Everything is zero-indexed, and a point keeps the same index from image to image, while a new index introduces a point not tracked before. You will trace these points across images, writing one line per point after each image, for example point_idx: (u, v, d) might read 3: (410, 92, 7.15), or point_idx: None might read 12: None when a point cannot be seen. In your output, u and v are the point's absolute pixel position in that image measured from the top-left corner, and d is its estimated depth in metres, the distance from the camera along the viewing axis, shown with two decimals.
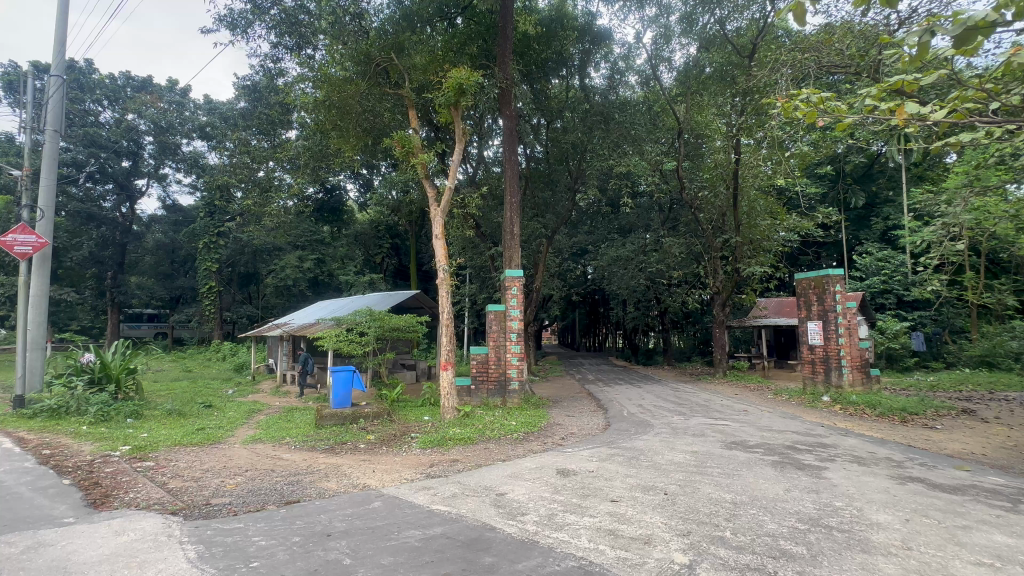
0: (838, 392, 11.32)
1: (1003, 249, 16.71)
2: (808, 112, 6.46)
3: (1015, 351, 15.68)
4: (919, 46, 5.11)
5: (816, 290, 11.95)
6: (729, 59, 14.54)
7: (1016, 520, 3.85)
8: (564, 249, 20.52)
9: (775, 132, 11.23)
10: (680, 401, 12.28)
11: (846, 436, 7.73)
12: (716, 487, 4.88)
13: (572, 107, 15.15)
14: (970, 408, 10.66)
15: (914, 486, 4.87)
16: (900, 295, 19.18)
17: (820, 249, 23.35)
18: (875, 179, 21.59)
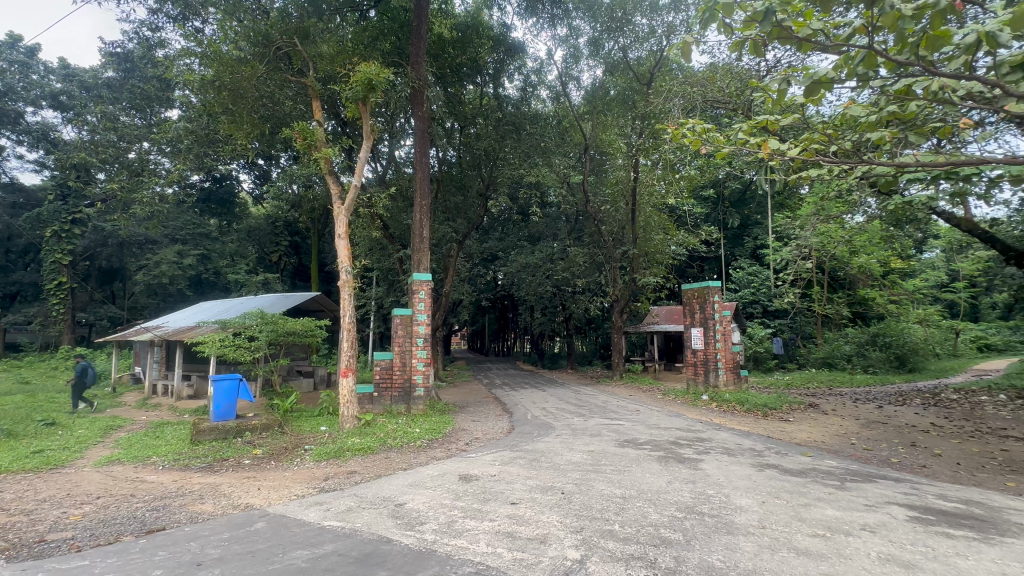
0: (715, 391, 12.69)
1: (840, 268, 19.96)
2: (693, 139, 7.25)
3: (848, 354, 18.80)
4: (778, 92, 5.97)
5: (698, 300, 13.28)
6: (630, 84, 15.65)
7: (843, 496, 4.61)
8: (474, 255, 20.56)
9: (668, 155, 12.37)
10: (581, 403, 12.89)
11: (719, 430, 8.68)
12: (608, 483, 5.19)
13: (484, 114, 15.09)
14: (815, 402, 12.57)
15: (770, 471, 5.61)
16: (765, 305, 22.08)
17: (703, 263, 26.00)
18: (748, 204, 24.55)
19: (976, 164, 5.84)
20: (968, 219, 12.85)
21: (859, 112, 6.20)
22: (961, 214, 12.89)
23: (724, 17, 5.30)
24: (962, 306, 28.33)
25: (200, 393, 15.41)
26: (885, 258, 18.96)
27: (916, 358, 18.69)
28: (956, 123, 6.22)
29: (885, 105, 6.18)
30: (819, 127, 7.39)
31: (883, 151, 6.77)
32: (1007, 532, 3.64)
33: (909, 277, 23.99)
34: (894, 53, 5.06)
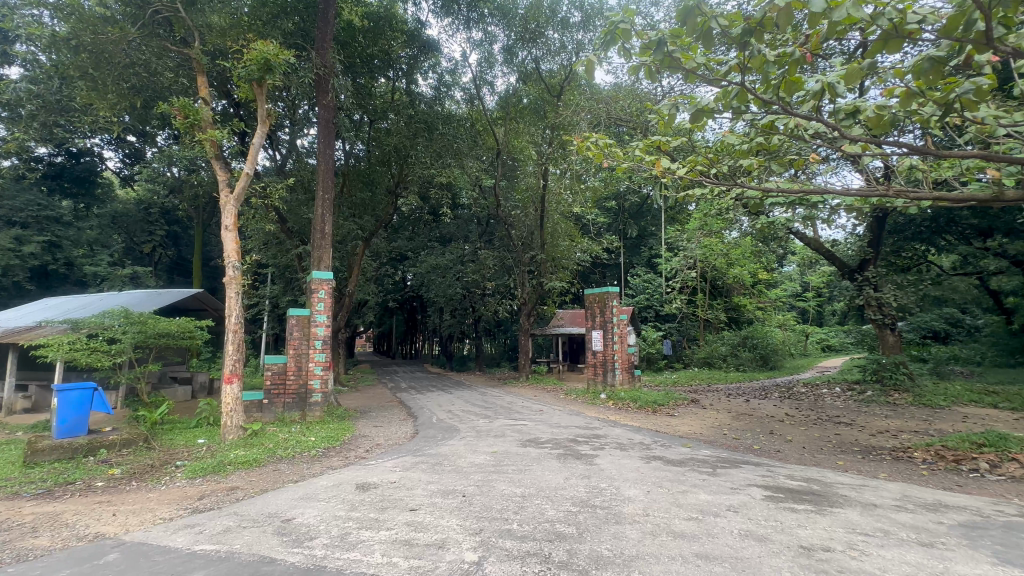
0: (612, 390, 13.54)
1: (719, 277, 22.39)
2: (597, 152, 7.73)
3: (724, 354, 21.12)
4: (670, 117, 6.58)
5: (599, 304, 14.08)
6: (542, 94, 16.10)
7: (713, 481, 5.16)
8: (382, 253, 19.29)
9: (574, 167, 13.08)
10: (486, 404, 12.99)
11: (613, 427, 9.27)
12: (509, 483, 5.29)
13: (396, 109, 14.28)
14: (696, 398, 13.97)
15: (655, 463, 6.12)
16: (657, 310, 24.15)
17: (605, 269, 27.66)
18: (645, 216, 26.54)
19: (821, 193, 6.94)
20: (816, 239, 15.15)
21: (735, 139, 7.03)
22: (811, 234, 15.19)
23: (624, 42, 5.72)
24: (810, 312, 33.31)
25: (40, 405, 12.99)
26: (754, 270, 21.70)
27: (776, 357, 21.60)
28: (808, 157, 7.31)
29: (755, 137, 7.04)
30: (703, 151, 8.23)
31: (755, 176, 7.71)
32: (835, 503, 4.34)
33: (773, 287, 27.66)
34: (761, 92, 5.80)
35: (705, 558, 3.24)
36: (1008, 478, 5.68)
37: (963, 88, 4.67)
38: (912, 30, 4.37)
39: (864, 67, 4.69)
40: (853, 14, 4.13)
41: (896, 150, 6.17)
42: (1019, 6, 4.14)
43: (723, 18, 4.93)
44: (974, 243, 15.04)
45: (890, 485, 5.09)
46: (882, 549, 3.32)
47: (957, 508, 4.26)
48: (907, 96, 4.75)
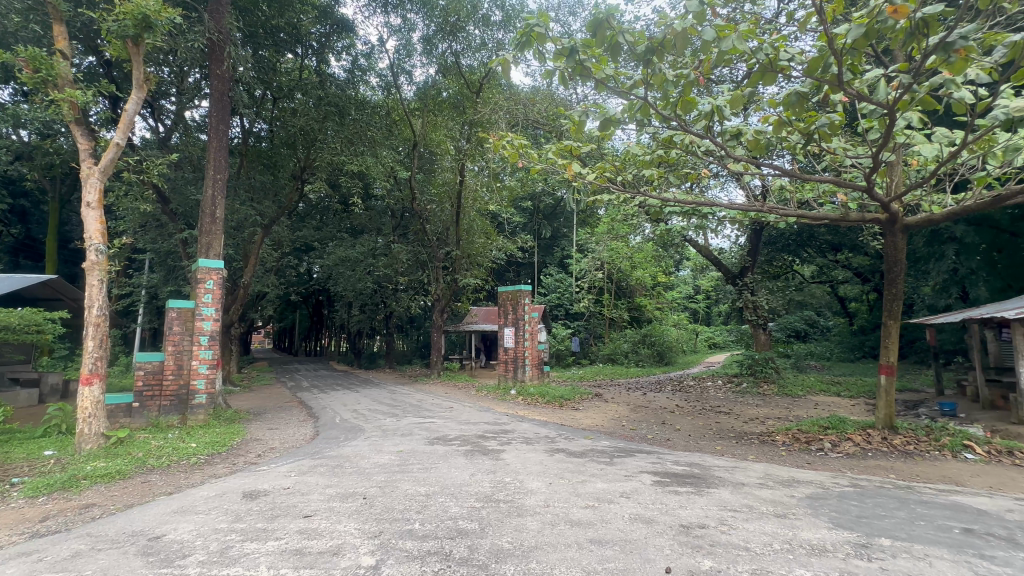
0: (522, 385, 13.86)
1: (623, 279, 23.85)
2: (510, 152, 7.87)
3: (626, 351, 22.63)
4: (581, 122, 6.86)
5: (512, 302, 14.35)
6: (461, 89, 15.94)
7: (610, 470, 5.49)
8: (284, 243, 17.79)
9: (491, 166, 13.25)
10: (395, 403, 12.62)
11: (522, 421, 9.50)
12: (414, 483, 5.18)
13: (304, 89, 13.24)
14: (600, 392, 14.81)
15: (559, 455, 6.36)
16: (567, 308, 25.19)
17: (519, 268, 28.19)
18: (558, 218, 27.39)
19: (710, 205, 7.67)
20: (706, 247, 16.74)
21: (640, 150, 7.54)
22: (701, 242, 16.73)
23: (538, 46, 5.85)
24: (700, 312, 36.83)
25: None
26: (654, 273, 23.44)
27: (671, 354, 23.36)
28: (701, 172, 8.03)
29: (657, 149, 7.60)
30: (611, 158, 8.64)
31: (656, 187, 8.28)
32: (711, 484, 4.83)
33: (671, 289, 30.07)
34: (661, 108, 6.25)
35: (598, 543, 3.42)
36: (844, 455, 6.76)
37: (821, 122, 5.43)
38: (784, 66, 5.00)
39: (747, 95, 5.24)
40: (737, 45, 4.60)
41: (771, 171, 7.01)
42: (861, 56, 4.92)
43: (630, 35, 5.25)
44: (828, 256, 17.68)
45: (756, 465, 5.79)
46: (747, 522, 3.76)
47: (806, 482, 4.96)
48: (779, 124, 5.41)
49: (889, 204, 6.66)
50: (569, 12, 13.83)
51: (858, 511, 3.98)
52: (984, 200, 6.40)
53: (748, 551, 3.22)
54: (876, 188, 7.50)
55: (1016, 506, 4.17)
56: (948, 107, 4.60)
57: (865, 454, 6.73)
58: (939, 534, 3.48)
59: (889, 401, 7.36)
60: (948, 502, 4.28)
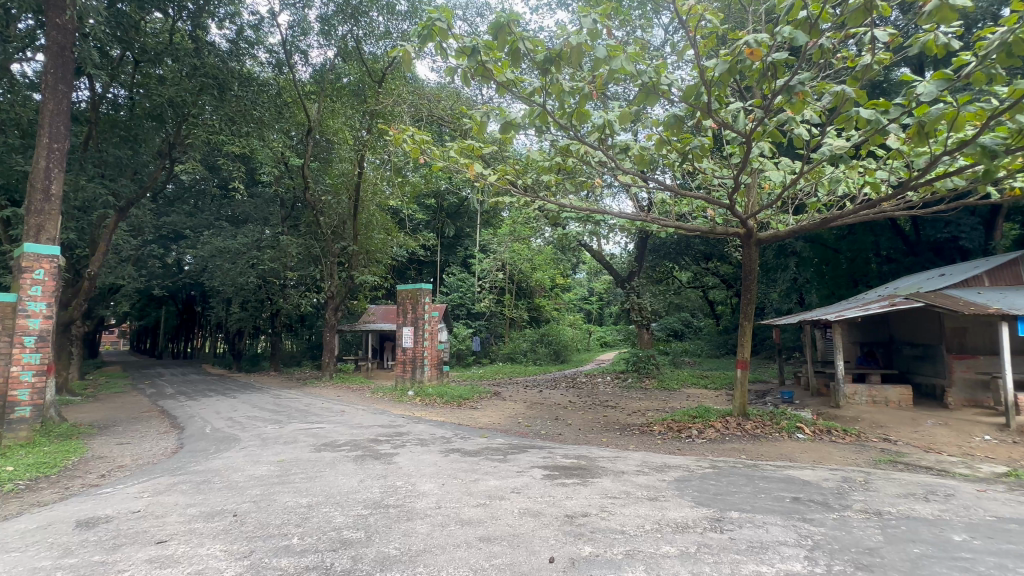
0: (420, 386, 13.58)
1: (524, 279, 24.51)
2: (410, 147, 7.71)
3: (524, 350, 23.40)
4: (481, 123, 6.91)
5: (411, 301, 13.97)
6: (363, 77, 15.11)
7: (503, 467, 5.59)
8: (146, 229, 15.45)
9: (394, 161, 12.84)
10: (278, 408, 11.61)
11: (418, 423, 9.31)
12: (295, 494, 4.80)
13: (175, 55, 11.39)
14: (498, 390, 15.08)
15: (453, 455, 6.34)
16: (469, 308, 25.22)
17: (421, 266, 27.52)
18: (461, 217, 27.09)
19: (603, 213, 8.19)
20: (599, 252, 17.81)
21: (540, 156, 7.82)
22: (595, 248, 17.78)
23: (441, 41, 5.79)
24: (594, 312, 39.15)
25: None
26: (553, 275, 24.40)
27: (567, 352, 24.44)
28: (595, 181, 8.48)
29: (555, 157, 7.95)
30: (513, 162, 8.81)
31: (554, 193, 8.60)
32: (595, 475, 5.16)
33: (569, 291, 31.48)
34: (559, 117, 6.52)
35: (487, 540, 3.46)
36: (708, 440, 7.65)
37: (694, 144, 6.07)
38: (664, 90, 5.51)
39: (633, 112, 5.68)
40: (625, 65, 4.96)
41: (655, 185, 7.69)
42: (726, 89, 5.61)
43: (530, 41, 5.38)
44: (701, 264, 19.83)
45: (635, 454, 6.29)
46: (624, 507, 4.07)
47: (675, 466, 5.51)
48: (661, 142, 5.95)
49: (747, 220, 7.65)
50: (477, 14, 13.87)
51: (715, 489, 4.53)
52: (816, 221, 7.63)
53: (623, 534, 3.48)
54: (737, 207, 8.60)
55: (830, 476, 5.05)
56: (790, 140, 5.43)
57: (723, 439, 7.68)
58: (774, 503, 4.09)
59: (743, 391, 8.48)
60: (783, 477, 5.04)
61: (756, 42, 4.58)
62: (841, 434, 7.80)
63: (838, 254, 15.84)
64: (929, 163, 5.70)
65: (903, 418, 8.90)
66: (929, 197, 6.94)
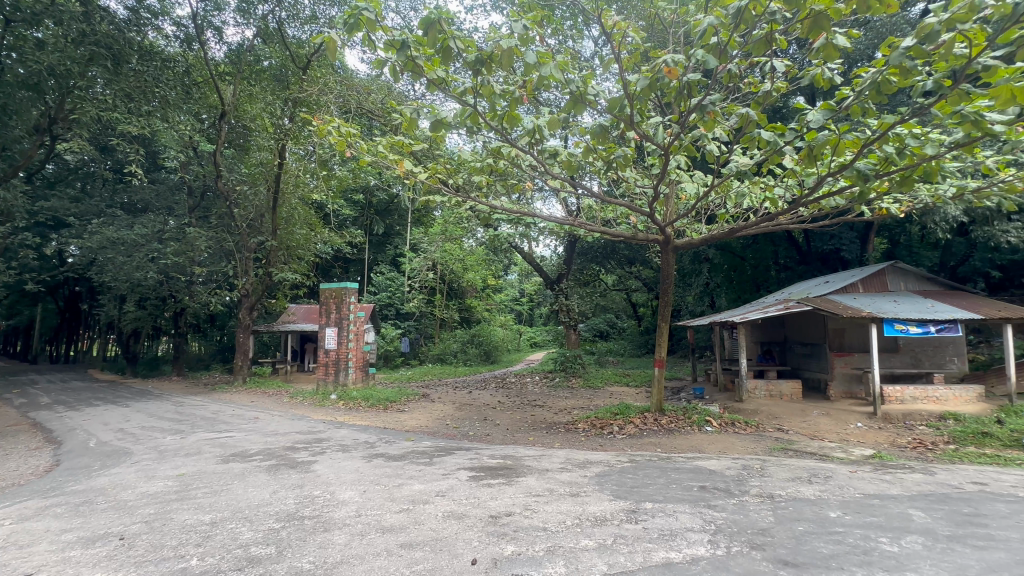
0: (343, 389, 12.98)
1: (455, 280, 24.31)
2: (336, 139, 7.34)
3: (454, 351, 23.26)
4: (412, 119, 6.72)
5: (335, 300, 13.29)
6: (285, 61, 14.11)
7: (428, 470, 5.50)
8: (17, 214, 13.43)
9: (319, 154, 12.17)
10: (181, 417, 10.54)
11: (339, 428, 8.89)
12: (196, 511, 4.38)
13: (57, 17, 9.86)
14: (426, 392, 14.83)
15: (377, 460, 6.12)
16: (398, 309, 24.53)
17: (347, 264, 26.31)
18: (391, 214, 26.01)
19: (533, 216, 8.32)
20: (530, 254, 18.06)
21: (471, 156, 7.81)
22: (526, 250, 18.04)
23: (370, 32, 5.60)
24: (524, 313, 39.73)
25: None
26: (485, 275, 24.44)
27: (497, 352, 24.60)
28: (526, 184, 8.60)
29: (487, 158, 7.98)
30: (445, 160, 8.69)
31: (485, 193, 8.57)
32: (520, 473, 5.23)
33: (501, 292, 31.63)
34: (491, 119, 6.54)
35: (408, 546, 3.38)
36: (627, 435, 8.04)
37: (618, 152, 6.35)
38: (591, 100, 5.71)
39: (561, 119, 5.83)
40: (554, 73, 5.08)
41: (583, 191, 7.94)
42: (647, 104, 5.92)
43: (461, 41, 5.35)
44: (624, 268, 20.83)
45: (560, 452, 6.46)
46: (547, 504, 4.16)
47: (597, 462, 5.74)
48: (588, 150, 6.16)
49: (665, 228, 8.15)
50: (410, 7, 13.53)
51: (632, 482, 4.77)
52: (725, 231, 8.31)
53: (545, 531, 3.55)
54: (657, 215, 9.13)
55: (732, 465, 5.52)
56: (702, 155, 5.88)
57: (641, 434, 8.12)
58: (684, 493, 4.39)
59: (659, 388, 9.02)
60: (692, 467, 5.42)
61: (674, 62, 4.90)
62: (743, 426, 8.56)
63: (743, 262, 17.38)
64: (816, 183, 6.44)
65: (794, 410, 9.96)
66: (817, 213, 7.82)
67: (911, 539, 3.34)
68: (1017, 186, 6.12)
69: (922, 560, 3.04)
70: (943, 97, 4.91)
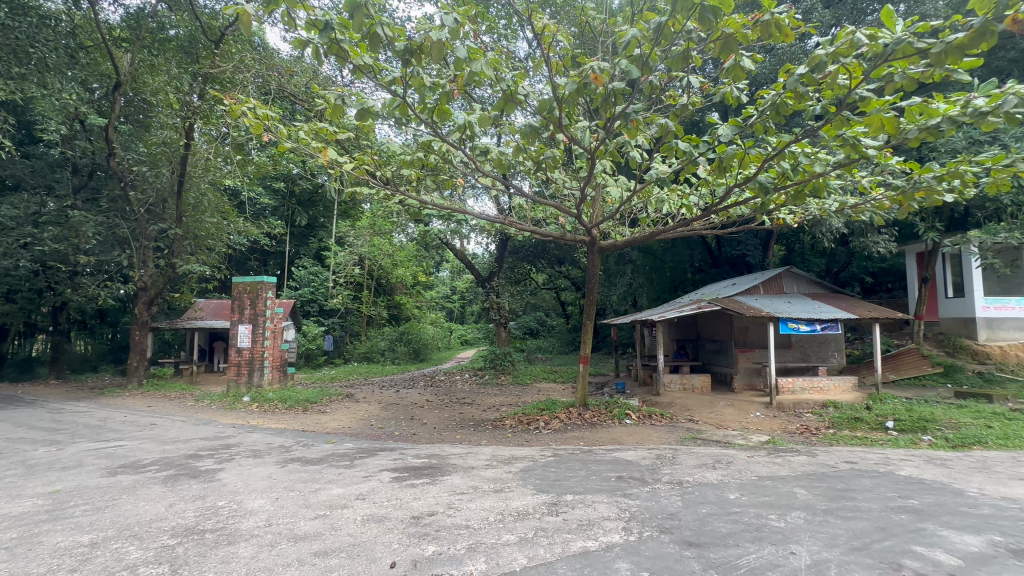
0: (258, 391, 12.09)
1: (384, 276, 23.58)
2: (254, 122, 6.81)
3: (382, 349, 22.64)
4: (336, 105, 6.39)
5: (250, 295, 12.37)
6: (195, 32, 12.75)
7: (348, 473, 5.27)
8: None
9: (234, 136, 11.18)
10: (58, 425, 9.25)
11: (251, 432, 8.27)
12: (72, 532, 3.86)
13: None
14: (350, 392, 14.24)
15: (292, 465, 5.76)
16: (321, 305, 23.30)
17: (265, 257, 24.53)
18: (316, 206, 24.42)
19: (464, 213, 8.26)
20: (462, 251, 17.91)
21: (401, 148, 7.59)
22: (458, 246, 17.92)
23: (290, 10, 5.25)
24: (455, 310, 39.43)
25: None
26: (415, 272, 23.96)
27: (427, 350, 24.22)
28: (458, 181, 8.50)
29: (417, 151, 7.79)
30: (374, 151, 8.36)
31: (416, 188, 8.36)
32: (445, 472, 5.19)
33: (431, 289, 31.09)
34: (420, 112, 6.39)
35: (322, 554, 3.22)
36: (553, 430, 8.25)
37: (547, 153, 6.46)
38: (521, 100, 5.76)
39: (492, 116, 5.83)
40: (484, 70, 5.08)
41: (514, 190, 8.00)
42: (575, 108, 6.08)
43: (390, 28, 5.18)
44: (554, 267, 21.31)
45: (486, 449, 6.48)
46: (470, 502, 4.15)
47: (522, 457, 5.83)
48: (518, 149, 6.22)
49: (592, 229, 8.44)
50: None
51: (554, 475, 4.90)
52: (646, 234, 8.76)
53: (468, 528, 3.54)
54: (584, 217, 9.43)
55: (647, 455, 5.85)
56: (625, 160, 6.17)
57: (566, 428, 8.37)
58: (602, 483, 4.59)
59: (584, 383, 9.34)
60: (611, 459, 5.68)
61: (600, 69, 5.08)
62: (659, 418, 9.12)
63: (663, 264, 18.46)
64: (725, 193, 6.99)
65: (703, 402, 10.77)
66: (726, 220, 8.48)
67: (795, 514, 3.74)
68: (885, 204, 7.03)
69: (803, 532, 3.41)
70: (829, 122, 5.51)
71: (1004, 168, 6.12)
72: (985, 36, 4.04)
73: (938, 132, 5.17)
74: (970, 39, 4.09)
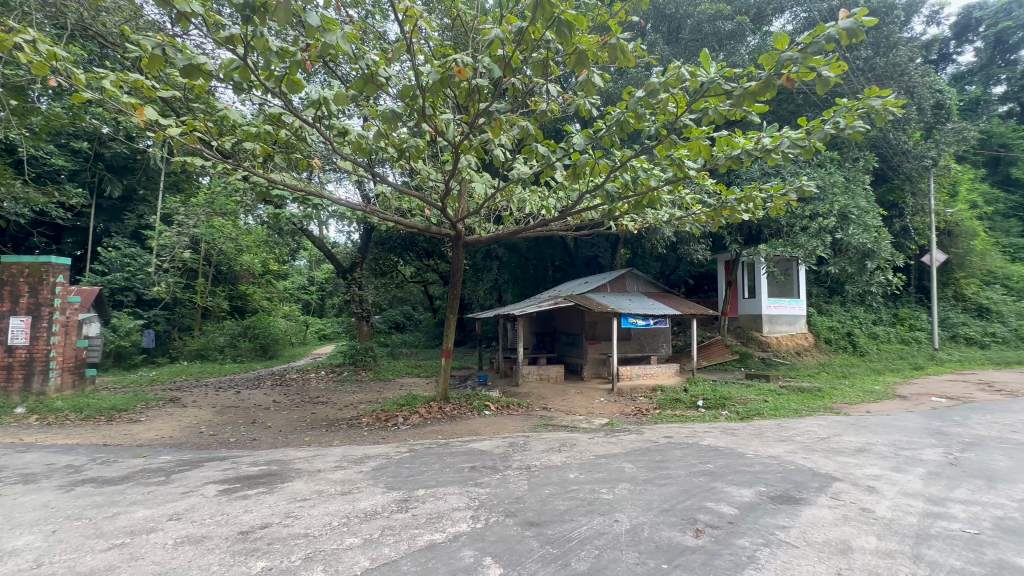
0: (39, 400, 9.61)
1: (225, 262, 20.61)
2: (35, 60, 5.32)
3: (220, 346, 19.82)
4: (153, 55, 5.29)
5: (29, 278, 9.79)
6: None
7: (160, 491, 4.48)
8: None
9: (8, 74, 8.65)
10: None
11: (24, 452, 6.54)
12: None
13: None
14: (176, 396, 12.17)
15: (82, 489, 4.70)
16: (139, 294, 19.49)
17: (57, 232, 19.62)
18: (134, 174, 19.91)
19: (321, 197, 7.56)
20: (321, 239, 16.53)
21: (243, 119, 6.63)
22: (317, 234, 16.49)
23: None
24: (313, 303, 36.31)
25: None
26: (264, 259, 21.40)
27: (276, 347, 21.88)
28: (313, 160, 7.75)
29: (264, 124, 6.90)
30: (209, 116, 7.15)
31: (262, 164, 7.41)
32: (286, 479, 4.73)
33: (284, 278, 28.13)
34: (267, 79, 5.67)
35: None
36: (412, 426, 8.10)
37: (411, 141, 6.24)
38: (383, 83, 5.46)
39: (350, 96, 5.43)
40: (341, 45, 4.68)
41: (376, 178, 7.56)
42: (440, 99, 5.99)
43: None
44: (422, 261, 20.91)
45: (336, 450, 6.09)
46: (312, 508, 3.84)
47: (375, 456, 5.61)
48: (379, 135, 5.91)
49: (457, 224, 8.42)
50: None
51: (407, 471, 4.81)
52: (509, 232, 9.05)
53: (305, 537, 3.27)
54: (450, 210, 9.34)
55: (501, 444, 6.09)
56: (488, 158, 6.27)
57: (426, 423, 8.26)
58: (455, 475, 4.64)
59: (446, 378, 9.31)
60: (466, 450, 5.78)
61: (463, 63, 5.08)
62: (517, 407, 9.55)
63: (527, 261, 19.34)
64: (578, 197, 7.56)
65: (557, 391, 11.58)
66: (580, 223, 9.19)
67: (621, 486, 4.24)
68: (702, 218, 8.31)
69: (625, 501, 3.88)
70: (660, 142, 6.31)
71: (782, 196, 7.67)
72: (769, 87, 5.02)
73: (738, 161, 6.26)
74: (760, 88, 5.05)
